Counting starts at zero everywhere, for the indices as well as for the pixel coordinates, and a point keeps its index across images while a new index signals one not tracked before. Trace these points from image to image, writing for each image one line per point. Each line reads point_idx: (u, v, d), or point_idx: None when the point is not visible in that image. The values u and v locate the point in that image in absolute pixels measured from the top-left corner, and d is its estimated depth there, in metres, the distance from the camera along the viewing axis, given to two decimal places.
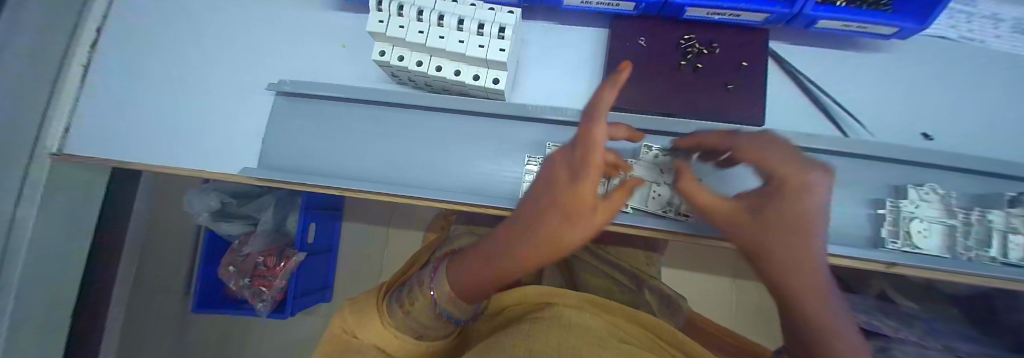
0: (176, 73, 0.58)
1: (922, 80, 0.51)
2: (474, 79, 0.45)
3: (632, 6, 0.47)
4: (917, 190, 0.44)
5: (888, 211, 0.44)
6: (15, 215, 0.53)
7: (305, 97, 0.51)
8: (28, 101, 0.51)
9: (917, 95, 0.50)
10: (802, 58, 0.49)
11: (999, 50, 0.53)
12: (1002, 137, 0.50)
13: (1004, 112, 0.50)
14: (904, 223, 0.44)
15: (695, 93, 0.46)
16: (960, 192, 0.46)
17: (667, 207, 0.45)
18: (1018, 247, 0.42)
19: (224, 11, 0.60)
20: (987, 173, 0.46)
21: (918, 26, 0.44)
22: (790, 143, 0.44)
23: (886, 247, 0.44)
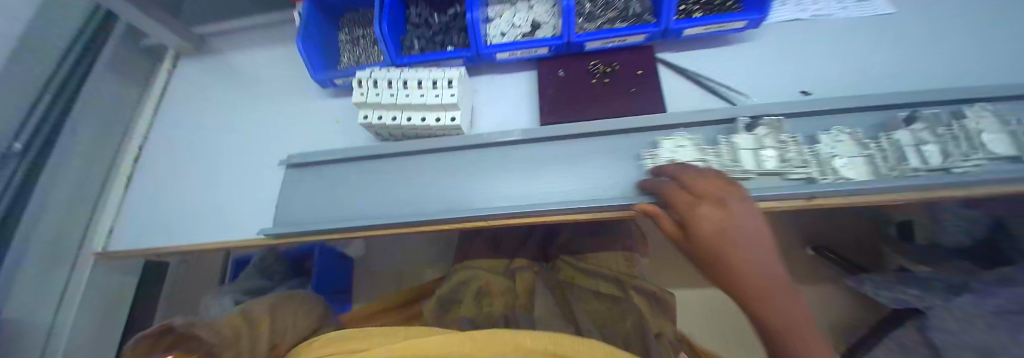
0: (207, 170, 0.73)
1: (791, 53, 0.63)
2: (436, 120, 0.58)
3: (545, 49, 0.63)
4: (829, 135, 0.54)
5: (813, 156, 0.53)
6: (53, 322, 0.71)
7: (309, 164, 0.64)
8: (72, 216, 0.74)
9: (791, 63, 0.62)
10: (686, 59, 0.63)
11: (847, 18, 0.66)
12: (878, 80, 0.59)
13: (872, 58, 0.61)
14: (828, 161, 0.51)
15: (609, 99, 0.59)
16: (852, 129, 0.55)
17: (788, 163, 0.51)
18: (931, 152, 0.48)
19: (246, 118, 0.77)
20: (865, 108, 0.55)
21: (761, 15, 0.57)
22: (691, 119, 0.55)
23: (821, 182, 0.50)
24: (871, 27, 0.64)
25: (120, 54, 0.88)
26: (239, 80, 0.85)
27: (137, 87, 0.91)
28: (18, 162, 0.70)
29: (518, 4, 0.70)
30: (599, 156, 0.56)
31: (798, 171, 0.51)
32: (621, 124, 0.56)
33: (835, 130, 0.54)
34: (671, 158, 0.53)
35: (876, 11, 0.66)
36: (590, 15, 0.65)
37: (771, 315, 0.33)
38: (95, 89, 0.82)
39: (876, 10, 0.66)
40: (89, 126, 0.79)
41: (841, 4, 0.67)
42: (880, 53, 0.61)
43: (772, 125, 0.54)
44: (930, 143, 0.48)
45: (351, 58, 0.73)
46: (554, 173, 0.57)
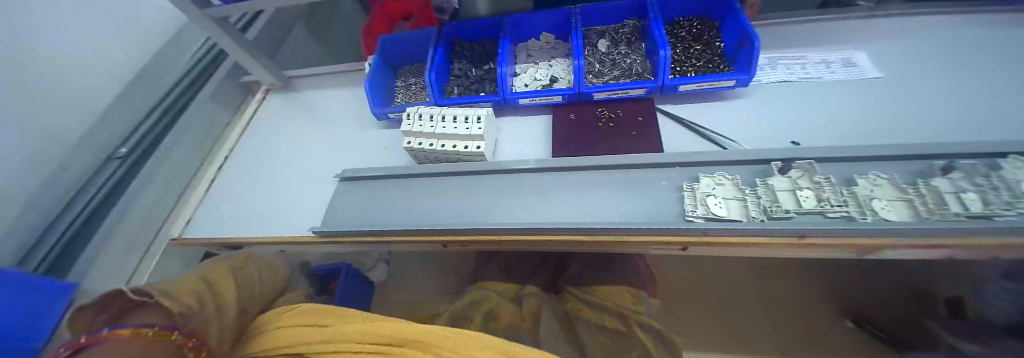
0: (274, 180, 0.89)
1: (782, 109, 0.70)
2: (465, 148, 0.70)
3: (560, 98, 0.75)
4: (867, 177, 0.57)
5: (850, 199, 0.56)
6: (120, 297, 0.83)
7: (358, 179, 0.77)
8: (153, 213, 0.90)
9: (782, 117, 0.69)
10: (684, 110, 0.73)
11: (835, 81, 0.73)
12: (867, 134, 0.64)
13: (858, 116, 0.67)
14: (866, 203, 0.54)
15: (612, 140, 0.69)
16: (842, 175, 0.59)
17: (824, 203, 0.55)
18: (972, 200, 0.51)
19: (312, 141, 0.95)
20: (852, 158, 0.60)
21: (747, 76, 0.66)
22: (685, 159, 0.63)
23: (864, 220, 0.53)
24: (859, 90, 0.71)
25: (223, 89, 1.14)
26: (311, 113, 1.05)
27: (228, 113, 1.14)
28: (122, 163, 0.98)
29: (540, 62, 0.86)
30: (655, 185, 0.63)
31: (837, 210, 0.54)
32: (621, 160, 0.65)
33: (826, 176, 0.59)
34: (709, 192, 0.59)
35: (864, 77, 0.73)
36: (599, 72, 0.78)
37: None
38: (197, 113, 1.06)
39: (864, 76, 0.73)
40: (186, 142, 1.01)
41: (830, 69, 0.75)
42: (866, 112, 0.67)
43: (803, 168, 0.59)
44: (970, 191, 0.52)
45: (403, 98, 0.90)
46: (588, 199, 0.64)
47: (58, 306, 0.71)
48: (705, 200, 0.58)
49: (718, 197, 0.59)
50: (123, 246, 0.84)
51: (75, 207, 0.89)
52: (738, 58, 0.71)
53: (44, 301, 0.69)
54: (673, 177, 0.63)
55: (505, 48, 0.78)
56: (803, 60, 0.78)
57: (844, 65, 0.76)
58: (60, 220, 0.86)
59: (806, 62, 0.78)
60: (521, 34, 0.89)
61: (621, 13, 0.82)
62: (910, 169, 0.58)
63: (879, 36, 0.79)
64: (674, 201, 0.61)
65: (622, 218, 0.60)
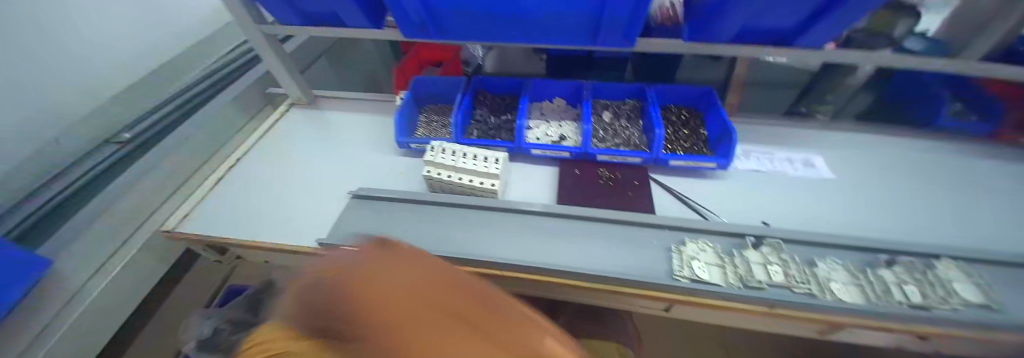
0: (282, 187, 0.92)
1: (755, 192, 0.82)
2: (480, 184, 0.77)
3: (568, 154, 0.85)
4: (823, 262, 0.66)
5: (815, 278, 0.63)
6: (81, 286, 0.75)
7: (369, 198, 0.81)
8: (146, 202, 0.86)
9: (755, 198, 0.80)
10: (674, 181, 0.83)
11: (798, 176, 0.86)
12: (824, 225, 0.75)
13: (818, 208, 0.79)
14: (826, 283, 0.62)
15: (610, 197, 0.78)
16: (807, 255, 0.68)
17: (791, 279, 0.62)
18: (912, 292, 0.61)
19: (328, 156, 1.00)
20: (815, 243, 0.69)
21: (727, 161, 0.78)
22: (673, 222, 0.71)
23: (822, 298, 0.60)
24: (817, 186, 0.84)
25: (246, 96, 1.19)
26: (331, 130, 1.12)
27: (244, 117, 1.17)
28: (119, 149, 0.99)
29: (552, 121, 0.97)
30: (650, 241, 0.70)
31: (801, 286, 0.62)
32: (617, 215, 0.73)
33: (793, 256, 0.67)
34: (693, 255, 0.66)
35: (821, 176, 0.86)
36: (603, 137, 0.89)
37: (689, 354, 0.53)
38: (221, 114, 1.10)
39: (821, 175, 0.86)
40: (201, 137, 1.02)
41: (794, 165, 0.89)
42: (823, 205, 0.79)
43: (773, 246, 0.67)
44: (909, 283, 0.62)
45: (423, 131, 0.99)
46: (588, 245, 0.70)
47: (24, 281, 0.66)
48: (689, 262, 0.65)
49: (701, 261, 0.65)
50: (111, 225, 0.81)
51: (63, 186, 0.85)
52: (719, 145, 0.84)
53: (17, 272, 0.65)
54: (662, 238, 0.70)
55: (525, 105, 0.90)
56: (773, 155, 0.92)
57: (806, 164, 0.89)
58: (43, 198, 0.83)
59: (774, 156, 0.92)
60: (537, 95, 1.02)
61: (624, 92, 0.97)
62: (863, 257, 0.68)
63: (833, 144, 0.95)
64: (664, 259, 0.67)
65: (614, 267, 0.66)
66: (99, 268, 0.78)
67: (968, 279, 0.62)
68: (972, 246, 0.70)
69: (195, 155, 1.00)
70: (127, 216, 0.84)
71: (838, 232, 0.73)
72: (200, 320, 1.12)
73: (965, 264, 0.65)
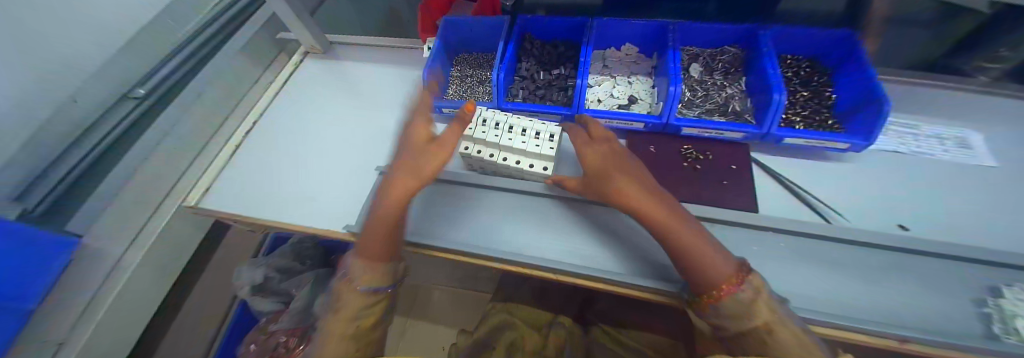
0: (306, 154, 0.82)
1: (891, 181, 0.62)
2: (531, 167, 0.64)
3: (641, 125, 0.67)
4: (1010, 290, 0.48)
5: (993, 309, 0.47)
6: (122, 255, 0.74)
7: (399, 177, 0.69)
8: (168, 173, 0.80)
9: (890, 190, 0.61)
10: (780, 165, 0.64)
11: (954, 162, 0.64)
12: (992, 232, 0.56)
13: (979, 205, 0.59)
14: (1010, 319, 0.46)
15: (698, 186, 0.61)
16: (978, 281, 0.50)
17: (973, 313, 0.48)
18: None
19: (351, 118, 0.87)
20: (982, 261, 0.52)
21: (865, 142, 0.56)
22: (783, 226, 0.55)
23: (1004, 340, 0.45)
24: (979, 173, 0.63)
25: (256, 43, 1.02)
26: (347, 84, 0.97)
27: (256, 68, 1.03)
28: (139, 103, 0.90)
29: (619, 77, 0.77)
30: (750, 247, 0.55)
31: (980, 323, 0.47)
32: (705, 213, 0.57)
33: (949, 281, 0.51)
34: (800, 270, 0.53)
35: (986, 160, 0.64)
36: (689, 102, 0.69)
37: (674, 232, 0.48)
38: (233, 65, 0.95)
39: (986, 160, 0.64)
40: (213, 95, 0.90)
41: (944, 147, 0.66)
42: (989, 201, 0.59)
43: (955, 267, 0.52)
44: None
45: (456, 90, 0.82)
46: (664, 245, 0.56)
47: (56, 264, 0.65)
48: (792, 281, 0.52)
49: (813, 278, 0.52)
50: (138, 194, 0.75)
51: (79, 154, 0.79)
52: (855, 115, 0.62)
53: (44, 258, 0.63)
54: (766, 244, 0.55)
55: (587, 57, 0.69)
56: (917, 130, 0.69)
57: (962, 145, 0.67)
58: (69, 160, 0.77)
59: (918, 132, 0.69)
60: (602, 42, 0.80)
61: (722, 37, 0.73)
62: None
63: (999, 114, 0.71)
64: (767, 274, 0.53)
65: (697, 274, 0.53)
66: (133, 241, 0.76)
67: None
68: None
69: (208, 113, 0.89)
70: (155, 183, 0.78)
71: (1007, 242, 0.54)
72: (250, 268, 1.11)
73: None
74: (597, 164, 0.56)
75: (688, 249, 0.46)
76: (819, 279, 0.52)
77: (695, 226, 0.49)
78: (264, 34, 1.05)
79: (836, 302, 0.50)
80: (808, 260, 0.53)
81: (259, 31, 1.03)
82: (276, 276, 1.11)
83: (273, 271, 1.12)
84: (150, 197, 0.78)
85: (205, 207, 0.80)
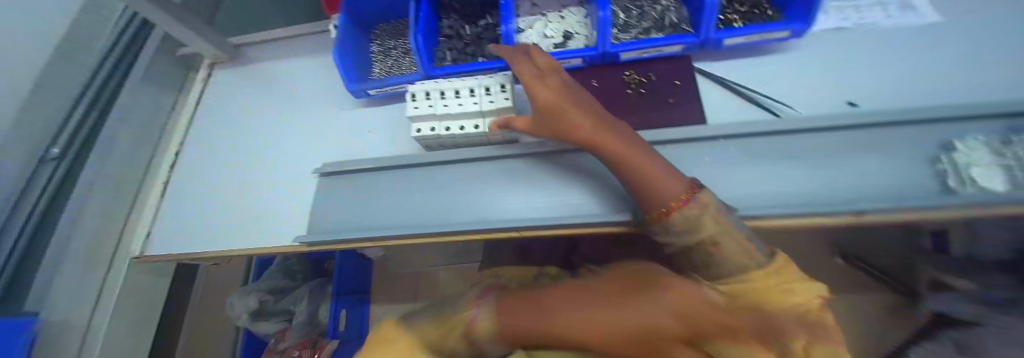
0: (240, 174, 0.75)
1: (836, 60, 0.60)
2: (475, 127, 0.59)
3: (579, 60, 0.63)
4: (964, 142, 0.48)
5: (946, 163, 0.48)
6: (89, 320, 0.71)
7: (341, 174, 0.64)
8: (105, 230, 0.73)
9: (835, 70, 0.60)
10: (724, 70, 0.61)
11: (896, 26, 0.63)
12: (935, 89, 0.56)
13: (922, 65, 0.58)
14: (963, 170, 0.47)
15: (646, 111, 0.59)
16: (920, 145, 0.51)
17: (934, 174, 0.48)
18: None
19: (279, 123, 0.79)
20: (929, 120, 0.51)
21: (804, 26, 0.54)
22: (734, 131, 0.54)
23: (960, 192, 0.47)
24: (921, 33, 0.61)
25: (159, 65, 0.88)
26: (266, 86, 0.86)
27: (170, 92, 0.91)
28: None
29: (550, 14, 0.71)
30: (702, 160, 0.55)
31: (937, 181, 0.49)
32: (655, 137, 0.56)
33: (894, 150, 0.52)
34: (752, 170, 0.54)
35: (928, 17, 0.62)
36: (625, 25, 0.64)
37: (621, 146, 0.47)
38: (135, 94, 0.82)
39: (928, 16, 0.62)
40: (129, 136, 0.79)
41: (885, 13, 0.65)
42: (933, 58, 0.58)
43: (903, 133, 0.52)
44: None
45: (382, 68, 0.75)
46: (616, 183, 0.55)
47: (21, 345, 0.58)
48: (744, 181, 0.53)
49: (766, 175, 0.53)
50: (82, 262, 0.69)
51: None
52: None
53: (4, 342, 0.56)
54: (714, 154, 0.55)
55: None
56: (857, 3, 0.67)
57: (901, 8, 0.65)
58: None
59: (858, 4, 0.67)
60: None
61: None
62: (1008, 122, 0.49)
63: None
64: (719, 182, 0.54)
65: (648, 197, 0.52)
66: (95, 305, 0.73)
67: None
68: None
69: (130, 154, 0.79)
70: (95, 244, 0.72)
71: (949, 96, 0.55)
72: (240, 297, 1.08)
73: None
74: (549, 100, 0.50)
75: (634, 158, 0.46)
76: (771, 175, 0.53)
77: (646, 150, 0.48)
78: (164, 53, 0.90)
79: (788, 194, 0.52)
80: (761, 159, 0.54)
81: (158, 51, 0.88)
82: (271, 298, 1.09)
83: (265, 294, 1.09)
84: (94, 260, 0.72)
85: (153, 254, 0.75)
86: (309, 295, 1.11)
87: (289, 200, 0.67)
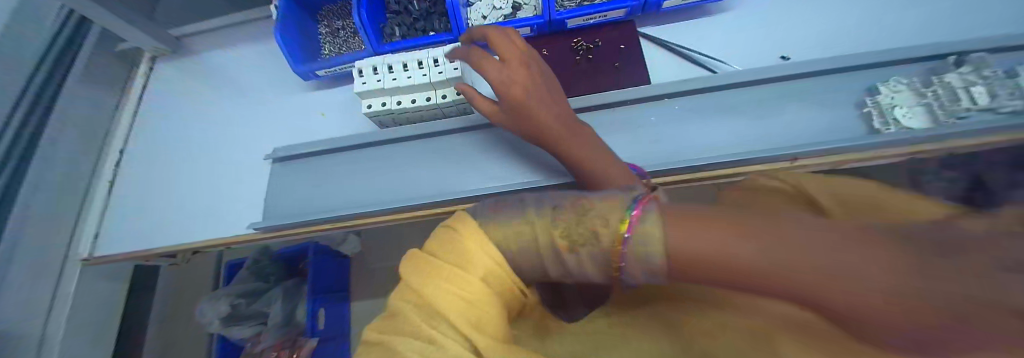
0: (190, 167, 0.72)
1: (773, 17, 0.63)
2: (426, 100, 0.59)
3: (528, 30, 0.64)
4: (886, 86, 0.53)
5: (871, 107, 0.53)
6: (45, 329, 0.69)
7: (294, 158, 0.63)
8: (49, 238, 0.69)
9: (771, 27, 0.62)
10: (667, 32, 0.63)
11: None
12: (857, 42, 0.60)
13: (849, 18, 0.62)
14: (888, 111, 0.52)
15: (594, 76, 0.61)
16: (849, 92, 0.55)
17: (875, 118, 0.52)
18: (980, 93, 0.49)
19: (226, 112, 0.75)
20: (850, 68, 0.55)
21: None
22: (675, 90, 0.56)
23: (884, 132, 0.51)
24: None
25: (97, 62, 0.81)
26: (213, 76, 0.82)
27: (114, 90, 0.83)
28: None
29: None
30: (649, 119, 0.57)
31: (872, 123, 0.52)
32: (603, 100, 0.58)
33: (830, 98, 0.55)
34: (696, 126, 0.56)
35: None
36: None
37: (566, 140, 0.48)
38: (72, 95, 0.76)
39: None
40: (70, 142, 0.74)
41: None
42: (860, 10, 0.62)
43: (833, 81, 0.56)
44: (978, 84, 0.50)
45: (333, 49, 0.74)
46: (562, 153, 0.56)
47: None
48: (690, 136, 0.56)
49: (709, 130, 0.56)
50: (33, 268, 0.67)
51: None
52: None
53: None
54: (659, 112, 0.57)
55: None
56: None
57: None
58: None
59: None
60: None
61: None
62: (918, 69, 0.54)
63: None
64: (668, 138, 0.56)
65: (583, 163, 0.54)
66: (48, 314, 0.69)
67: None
68: None
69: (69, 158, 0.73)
70: (41, 252, 0.68)
71: (869, 46, 0.59)
72: (210, 303, 1.00)
73: None
74: (517, 92, 0.49)
75: (575, 154, 0.48)
76: (715, 129, 0.56)
77: (605, 146, 0.49)
78: (102, 52, 0.82)
79: (732, 147, 0.55)
80: (704, 115, 0.56)
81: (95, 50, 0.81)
82: (243, 301, 1.02)
83: (237, 297, 1.01)
84: (43, 271, 0.68)
85: (101, 256, 0.71)
86: (286, 295, 1.03)
87: (244, 189, 0.65)
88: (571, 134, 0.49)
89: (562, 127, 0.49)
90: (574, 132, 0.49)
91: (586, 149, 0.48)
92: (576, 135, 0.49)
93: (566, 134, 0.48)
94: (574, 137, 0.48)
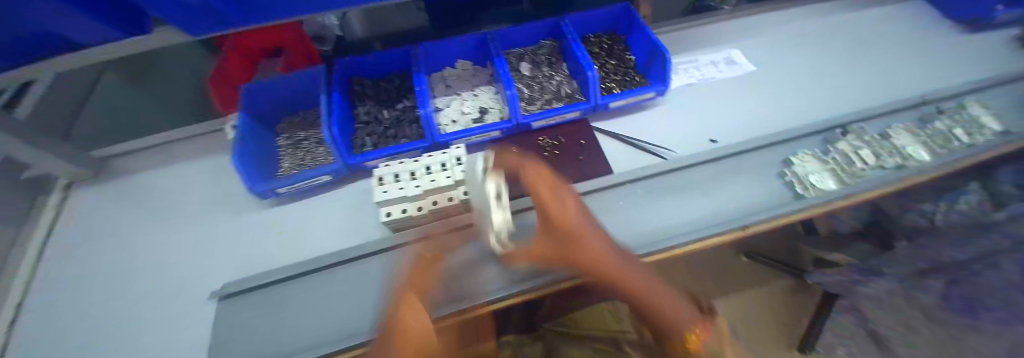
0: (100, 314, 0.58)
1: (695, 109, 0.77)
2: (402, 212, 0.56)
3: (498, 132, 0.69)
4: (797, 157, 0.65)
5: (791, 177, 0.63)
6: None
7: (246, 290, 0.55)
8: None
9: (697, 116, 0.75)
10: (617, 126, 0.73)
11: (727, 78, 0.83)
12: (763, 123, 0.75)
13: (750, 106, 0.78)
14: (806, 178, 0.61)
15: (562, 169, 0.66)
16: (772, 164, 0.66)
17: (802, 183, 0.61)
18: (867, 155, 0.63)
19: (161, 240, 0.66)
20: (765, 146, 0.67)
21: (664, 86, 0.68)
22: (635, 177, 0.63)
23: (806, 196, 0.60)
24: (743, 83, 0.82)
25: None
26: (145, 202, 0.73)
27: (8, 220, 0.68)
28: None
29: (463, 93, 0.77)
30: (617, 204, 0.61)
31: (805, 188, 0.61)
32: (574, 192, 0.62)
33: (759, 170, 0.65)
34: (661, 205, 0.61)
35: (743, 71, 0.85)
36: (530, 98, 0.73)
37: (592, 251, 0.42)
38: None
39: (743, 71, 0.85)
40: None
41: (718, 69, 0.85)
42: (755, 100, 0.78)
43: (757, 156, 0.67)
44: (863, 149, 0.64)
45: (292, 163, 0.72)
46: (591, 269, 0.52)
47: None
48: (661, 216, 0.60)
49: (673, 209, 0.61)
50: None
51: None
52: (650, 68, 0.75)
53: None
54: (628, 197, 0.62)
55: (421, 84, 0.68)
56: (697, 62, 0.87)
57: (727, 63, 0.86)
58: None
59: (699, 64, 0.87)
60: (431, 65, 0.80)
61: (536, 33, 0.80)
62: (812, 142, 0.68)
63: (743, 33, 0.94)
64: (642, 219, 0.59)
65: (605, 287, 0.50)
66: None
67: (915, 136, 0.66)
68: (873, 103, 0.77)
69: None
70: None
71: (773, 127, 0.73)
72: None
73: (878, 122, 0.70)
74: (566, 222, 0.43)
75: (605, 266, 0.41)
76: (679, 208, 0.61)
77: (627, 250, 0.44)
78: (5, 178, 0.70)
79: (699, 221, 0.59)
80: (664, 197, 0.62)
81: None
82: None
83: None
84: None
85: None
86: None
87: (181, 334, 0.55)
88: (600, 243, 0.42)
89: (586, 236, 0.43)
90: (604, 242, 0.43)
91: (624, 262, 0.42)
92: (609, 243, 0.43)
93: (592, 244, 0.42)
94: (605, 246, 0.42)
